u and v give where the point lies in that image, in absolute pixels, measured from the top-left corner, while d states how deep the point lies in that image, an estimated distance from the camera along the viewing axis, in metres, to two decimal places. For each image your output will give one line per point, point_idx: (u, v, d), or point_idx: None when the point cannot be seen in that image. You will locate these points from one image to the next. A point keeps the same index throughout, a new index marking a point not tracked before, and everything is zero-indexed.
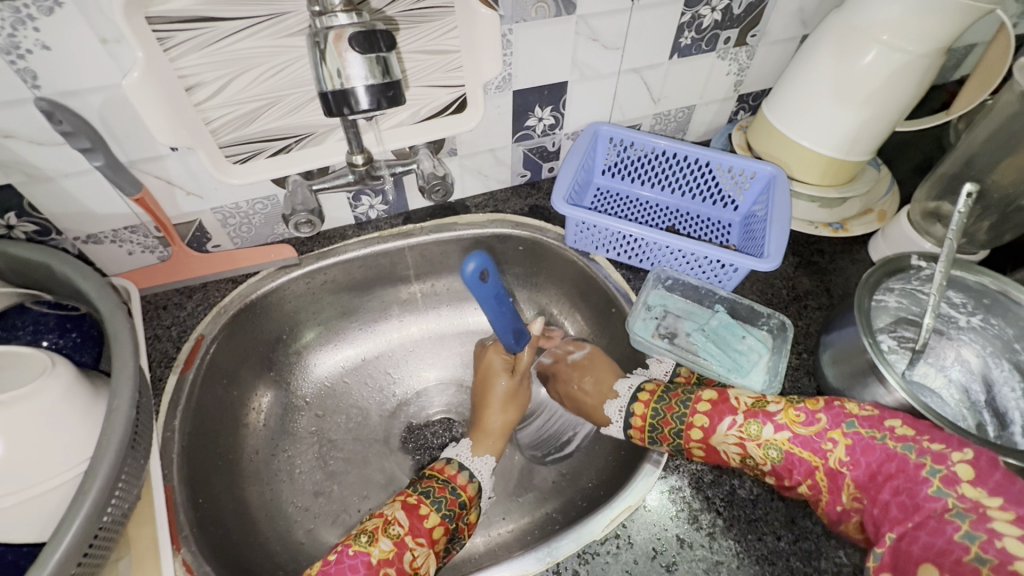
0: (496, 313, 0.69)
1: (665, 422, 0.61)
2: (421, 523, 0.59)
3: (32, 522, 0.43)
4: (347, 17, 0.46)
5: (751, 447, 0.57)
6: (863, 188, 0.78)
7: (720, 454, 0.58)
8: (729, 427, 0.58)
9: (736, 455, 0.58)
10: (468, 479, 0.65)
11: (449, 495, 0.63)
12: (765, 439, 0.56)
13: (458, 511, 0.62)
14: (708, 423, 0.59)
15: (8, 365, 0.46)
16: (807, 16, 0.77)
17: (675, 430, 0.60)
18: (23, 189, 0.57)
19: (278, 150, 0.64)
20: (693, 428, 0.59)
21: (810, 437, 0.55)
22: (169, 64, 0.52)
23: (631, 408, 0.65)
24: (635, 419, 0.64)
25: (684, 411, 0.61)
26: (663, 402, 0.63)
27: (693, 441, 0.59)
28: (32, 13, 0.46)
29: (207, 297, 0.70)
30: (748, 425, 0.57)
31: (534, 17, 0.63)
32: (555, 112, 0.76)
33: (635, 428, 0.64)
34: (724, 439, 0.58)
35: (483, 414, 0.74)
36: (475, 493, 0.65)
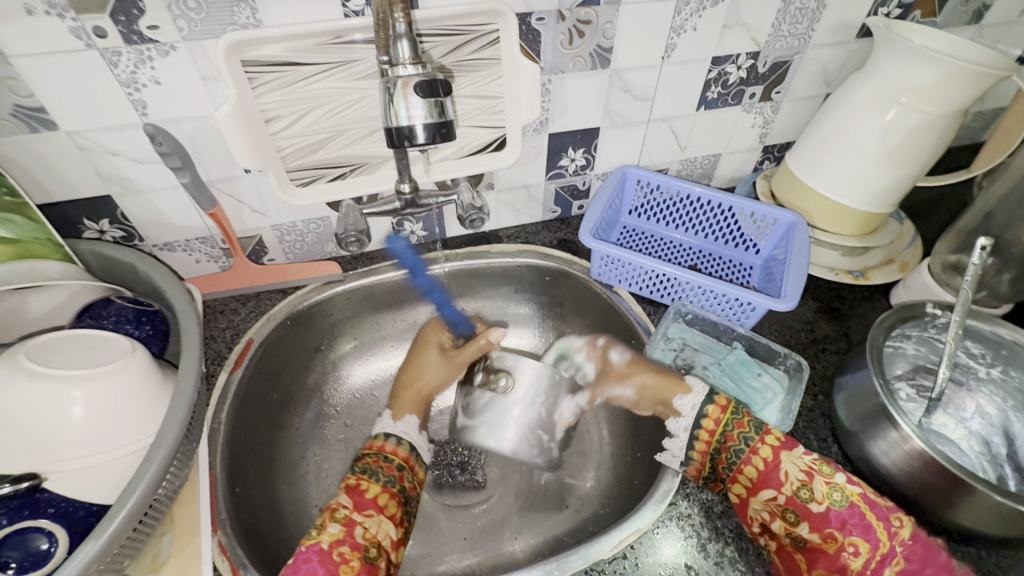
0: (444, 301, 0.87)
1: (737, 429, 0.61)
2: (364, 498, 0.61)
3: (102, 487, 0.49)
4: (414, 68, 0.52)
5: (818, 480, 0.56)
6: (885, 240, 0.81)
7: (779, 476, 0.57)
8: (806, 455, 0.58)
9: (798, 481, 0.57)
10: (398, 445, 0.68)
11: (384, 464, 0.65)
12: (835, 480, 0.56)
13: (398, 475, 0.65)
14: (783, 441, 0.59)
15: (96, 347, 0.54)
16: (830, 76, 0.82)
17: (748, 435, 0.61)
18: (119, 200, 0.66)
19: (335, 177, 0.72)
20: (767, 437, 0.60)
21: (877, 502, 0.55)
22: (254, 100, 0.61)
23: (706, 405, 0.65)
24: (706, 421, 0.64)
25: (760, 425, 0.61)
26: (735, 419, 0.62)
27: (762, 450, 0.59)
28: (152, 55, 0.55)
29: (259, 305, 0.77)
30: (823, 464, 0.57)
31: (572, 70, 0.70)
32: (587, 154, 0.82)
33: (705, 428, 0.64)
34: (795, 460, 0.58)
35: (409, 378, 0.77)
36: (409, 454, 0.68)
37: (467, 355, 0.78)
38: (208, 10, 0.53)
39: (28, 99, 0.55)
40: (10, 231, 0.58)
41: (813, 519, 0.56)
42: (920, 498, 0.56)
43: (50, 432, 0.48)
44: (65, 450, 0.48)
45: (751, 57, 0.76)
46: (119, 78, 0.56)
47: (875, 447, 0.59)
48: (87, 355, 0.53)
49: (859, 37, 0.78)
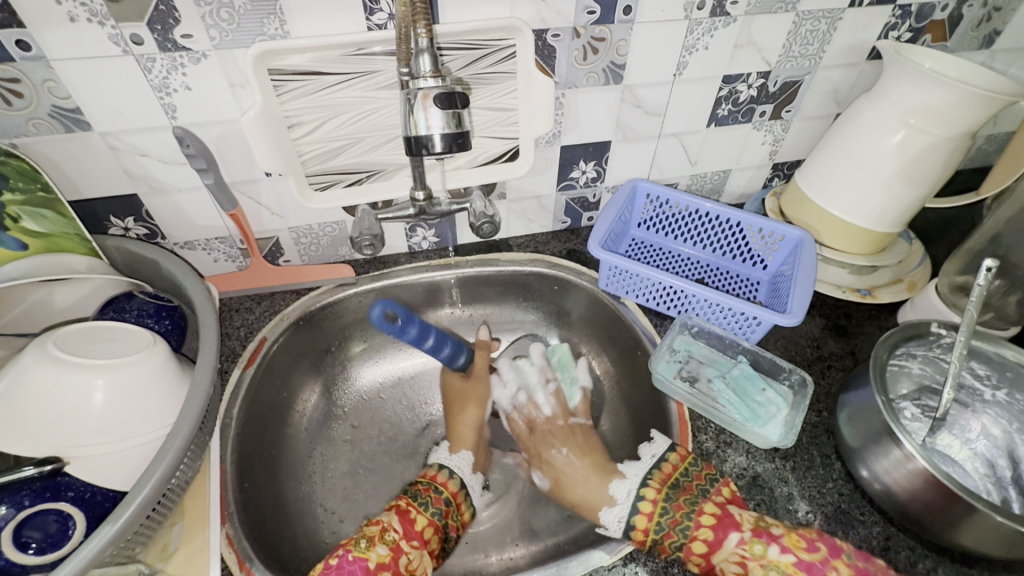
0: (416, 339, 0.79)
1: (667, 535, 0.59)
2: (413, 527, 0.62)
3: (119, 473, 0.51)
4: (434, 81, 0.54)
5: (753, 568, 0.55)
6: (894, 259, 0.81)
7: (718, 571, 0.57)
8: (737, 544, 0.56)
9: (736, 574, 0.56)
10: (449, 477, 0.72)
11: (434, 494, 0.68)
12: (768, 559, 0.55)
13: (445, 509, 0.68)
14: (714, 537, 0.57)
15: (119, 338, 0.56)
16: (840, 96, 0.83)
17: (676, 543, 0.58)
18: (145, 199, 0.69)
19: (352, 182, 0.74)
20: (697, 542, 0.57)
21: (814, 562, 0.54)
22: (278, 106, 0.63)
23: (641, 493, 0.63)
24: (637, 521, 0.61)
25: (688, 526, 0.58)
26: (667, 516, 0.60)
27: (695, 552, 0.57)
28: (184, 62, 0.57)
29: (274, 304, 0.79)
30: (754, 544, 0.55)
31: (585, 84, 0.72)
32: (598, 167, 0.84)
33: (637, 531, 0.60)
34: (727, 556, 0.56)
35: (453, 414, 0.82)
36: (458, 489, 0.71)
37: (478, 367, 0.87)
38: (239, 20, 0.56)
39: (65, 100, 0.57)
40: (43, 226, 0.61)
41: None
42: (923, 517, 0.56)
43: (73, 419, 0.50)
44: (85, 437, 0.50)
45: (762, 76, 0.78)
46: (152, 83, 0.58)
47: (877, 465, 0.59)
48: (110, 346, 0.55)
49: (869, 58, 0.79)
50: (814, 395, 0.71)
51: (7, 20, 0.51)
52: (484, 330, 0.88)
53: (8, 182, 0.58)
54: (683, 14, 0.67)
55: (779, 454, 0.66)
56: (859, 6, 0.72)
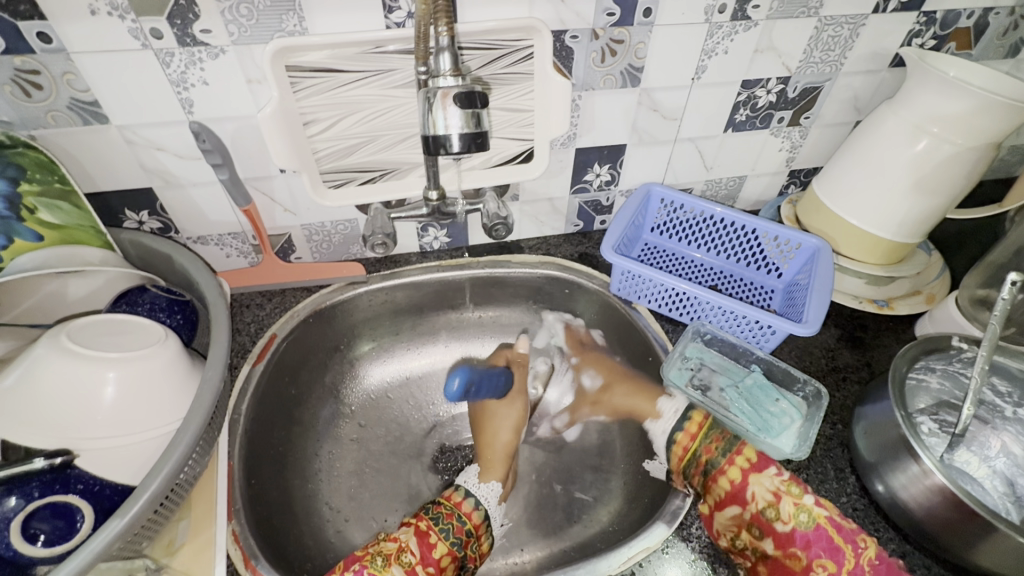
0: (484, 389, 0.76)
1: (709, 447, 0.64)
2: (430, 553, 0.61)
3: (128, 467, 0.51)
4: (454, 80, 0.54)
5: (785, 501, 0.58)
6: (912, 270, 0.80)
7: (747, 493, 0.59)
8: (775, 475, 0.60)
9: (764, 501, 0.59)
10: (474, 507, 0.67)
11: (456, 522, 0.64)
12: (802, 501, 0.57)
13: (466, 539, 0.64)
14: (756, 459, 0.61)
15: (132, 332, 0.56)
16: (860, 104, 0.82)
17: (720, 450, 0.63)
18: (159, 192, 0.69)
19: (365, 181, 0.74)
20: (738, 457, 0.62)
21: (845, 525, 0.56)
22: (294, 103, 0.63)
23: (692, 412, 0.69)
24: (682, 433, 0.68)
25: (732, 446, 0.63)
26: (713, 432, 0.65)
27: (734, 466, 0.61)
28: (202, 57, 0.57)
29: (284, 302, 0.79)
30: (791, 484, 0.59)
31: (602, 87, 0.71)
32: (612, 170, 0.83)
33: (683, 437, 0.67)
34: (762, 481, 0.60)
35: (487, 440, 0.78)
36: (481, 521, 0.67)
37: (516, 385, 0.83)
38: (258, 17, 0.56)
39: (84, 93, 0.57)
40: (58, 218, 0.62)
41: (777, 537, 0.57)
42: (941, 536, 0.55)
43: (85, 412, 0.50)
44: (95, 431, 0.50)
45: (781, 82, 0.76)
46: (170, 78, 0.58)
47: (894, 480, 0.58)
48: (126, 338, 0.55)
49: (891, 66, 0.78)
50: (828, 407, 0.70)
51: (28, 12, 0.51)
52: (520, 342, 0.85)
53: (25, 173, 0.58)
54: (704, 17, 0.67)
55: (792, 466, 0.64)
56: (883, 12, 0.71)
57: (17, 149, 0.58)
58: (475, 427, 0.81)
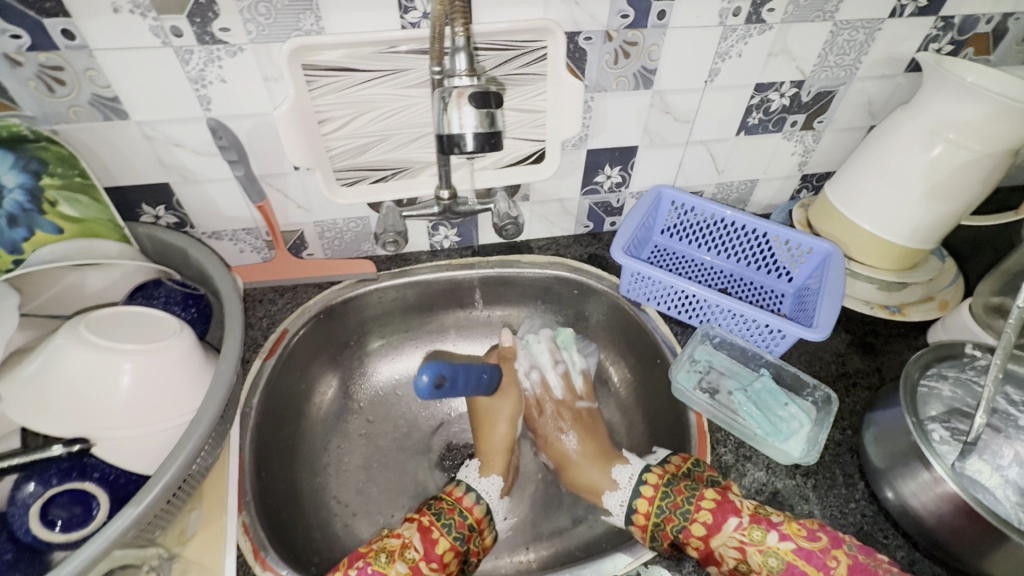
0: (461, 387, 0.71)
1: (667, 520, 0.61)
2: (434, 548, 0.61)
3: (144, 457, 0.52)
4: (469, 80, 0.54)
5: (751, 553, 0.56)
6: (925, 276, 0.79)
7: (717, 556, 0.58)
8: (735, 529, 0.57)
9: (735, 559, 0.57)
10: (475, 501, 0.69)
11: (458, 517, 0.66)
12: (768, 545, 0.56)
13: (468, 534, 0.65)
14: (712, 520, 0.58)
15: (147, 324, 0.57)
16: (875, 108, 0.82)
17: (676, 527, 0.60)
18: (176, 187, 0.70)
19: (378, 179, 0.74)
20: (695, 525, 0.58)
21: (813, 550, 0.55)
22: (310, 102, 0.64)
23: (644, 477, 0.66)
24: (639, 503, 0.64)
25: (688, 509, 0.60)
26: (668, 499, 0.62)
27: (694, 535, 0.58)
28: (220, 55, 0.58)
29: (296, 297, 0.80)
30: (752, 530, 0.57)
31: (614, 89, 0.71)
32: (623, 172, 0.83)
33: (639, 516, 0.64)
34: (725, 541, 0.57)
35: (484, 435, 0.78)
36: (483, 516, 0.68)
37: (505, 377, 0.82)
38: (277, 16, 0.57)
39: (105, 89, 0.59)
40: (78, 211, 0.63)
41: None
42: (951, 544, 0.55)
43: (101, 402, 0.51)
44: (112, 421, 0.51)
45: (795, 86, 0.76)
46: (189, 75, 0.59)
47: (904, 487, 0.57)
48: (141, 330, 0.56)
49: (907, 71, 0.77)
50: (838, 412, 0.69)
51: (54, 10, 0.52)
52: (506, 335, 0.83)
53: (48, 167, 0.60)
54: (718, 20, 0.67)
55: (800, 470, 0.64)
56: (899, 16, 0.71)
57: (40, 143, 0.59)
58: (471, 422, 0.80)
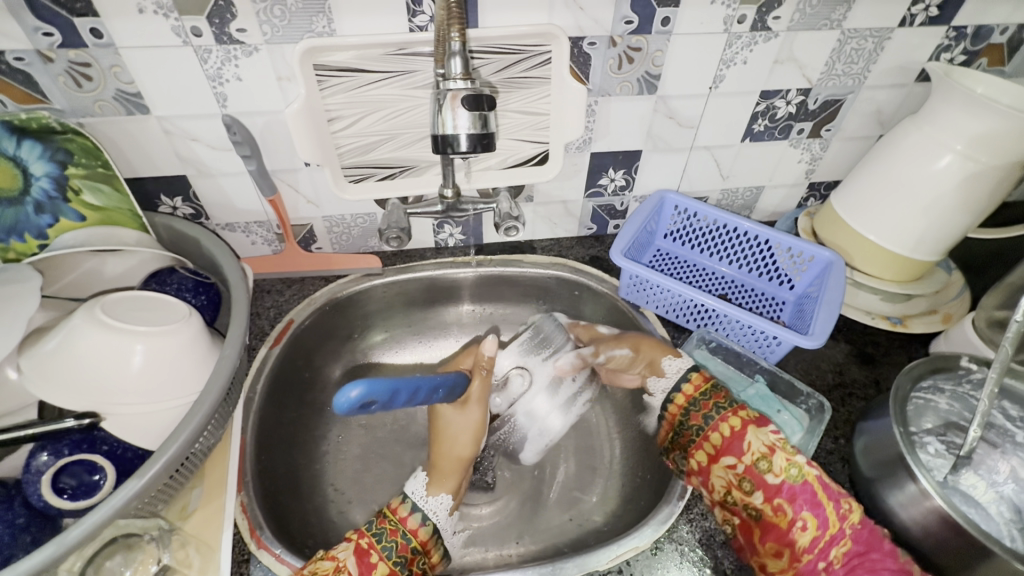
0: (410, 387, 0.63)
1: (705, 404, 0.64)
2: (370, 574, 0.56)
3: (150, 433, 0.55)
4: (464, 83, 0.56)
5: (779, 454, 0.57)
6: (931, 288, 0.78)
7: (741, 443, 0.59)
8: (772, 430, 0.59)
9: (759, 451, 0.58)
10: (421, 523, 0.61)
11: (400, 540, 0.59)
12: (796, 457, 0.57)
13: (410, 558, 0.59)
14: (754, 417, 0.61)
15: (158, 308, 0.60)
16: (884, 117, 0.81)
17: (716, 407, 0.63)
18: (193, 180, 0.73)
19: (385, 177, 0.77)
20: (737, 414, 0.61)
21: (833, 485, 0.56)
22: (320, 100, 0.67)
23: (688, 376, 0.67)
24: (684, 387, 0.67)
25: (732, 404, 0.62)
26: (712, 391, 0.65)
27: (730, 419, 0.61)
28: (237, 54, 0.61)
29: (303, 289, 0.83)
30: (789, 442, 0.58)
31: (618, 93, 0.73)
32: (627, 176, 0.84)
33: (679, 399, 0.66)
34: (759, 436, 0.59)
35: (441, 451, 0.70)
36: (429, 537, 0.61)
37: (472, 392, 0.74)
38: (291, 17, 0.59)
39: (129, 85, 0.62)
40: (99, 200, 0.67)
41: (767, 489, 0.57)
42: (937, 557, 0.54)
43: (111, 379, 0.54)
44: (121, 397, 0.54)
45: (801, 93, 0.76)
46: (206, 73, 0.62)
47: (892, 498, 0.57)
48: (153, 314, 0.59)
49: (918, 80, 0.77)
50: (831, 421, 0.69)
51: (83, 9, 0.55)
52: (488, 342, 0.74)
53: (73, 158, 0.64)
54: (722, 27, 0.67)
55: None
56: (910, 25, 0.70)
57: (67, 135, 0.63)
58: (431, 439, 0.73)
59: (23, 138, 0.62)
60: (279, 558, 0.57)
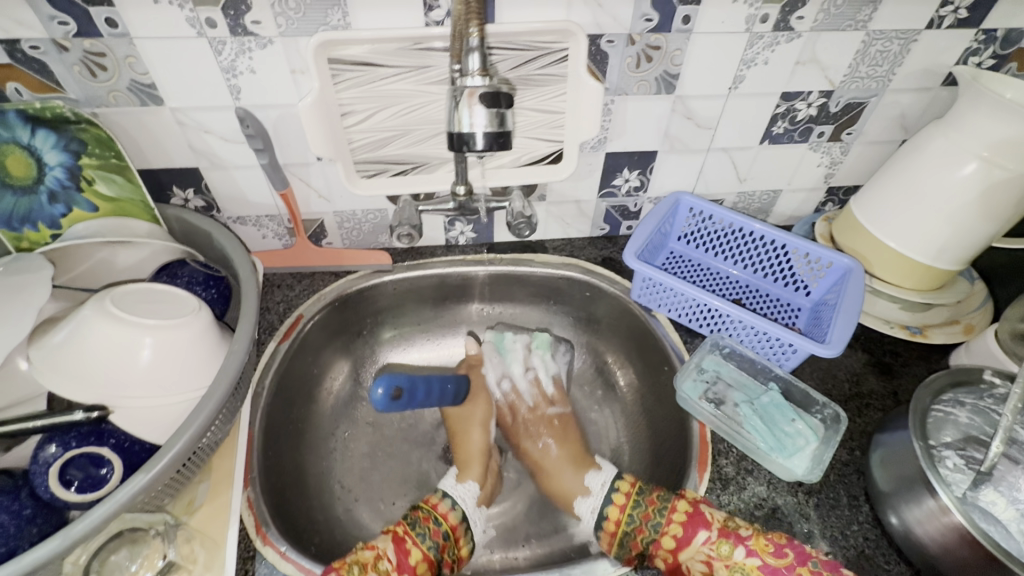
0: (427, 386, 0.73)
1: (637, 530, 0.62)
2: (407, 560, 0.59)
3: (159, 427, 0.55)
4: (481, 79, 0.55)
5: (718, 567, 0.57)
6: (952, 298, 0.77)
7: (683, 568, 0.59)
8: (703, 542, 0.58)
9: (701, 572, 0.59)
10: (450, 508, 0.67)
11: (433, 526, 0.64)
12: (734, 561, 0.57)
13: (443, 543, 0.64)
14: (682, 535, 0.59)
15: (168, 301, 0.59)
16: (908, 122, 0.79)
17: (646, 538, 0.61)
18: (206, 173, 0.73)
19: (397, 173, 0.76)
20: (666, 537, 0.60)
21: (779, 567, 0.55)
22: (334, 94, 0.66)
23: (617, 486, 0.68)
24: (610, 511, 0.66)
25: (659, 522, 0.61)
26: (640, 508, 0.64)
27: (663, 548, 0.60)
28: (251, 47, 0.61)
29: (313, 284, 0.82)
30: (720, 544, 0.58)
31: (635, 93, 0.71)
32: (642, 176, 0.83)
33: (608, 528, 0.65)
34: (693, 556, 0.59)
35: (459, 444, 0.78)
36: (459, 522, 0.67)
37: (475, 384, 0.84)
38: (306, 10, 0.58)
39: (143, 76, 0.61)
40: (112, 190, 0.67)
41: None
42: (954, 575, 0.53)
43: (121, 372, 0.54)
44: (130, 390, 0.54)
45: (823, 96, 0.75)
46: (221, 65, 0.62)
47: (909, 513, 0.56)
48: (162, 307, 0.58)
49: (944, 84, 0.75)
50: (846, 432, 0.68)
51: None
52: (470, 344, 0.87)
53: (86, 148, 0.64)
54: (744, 26, 0.66)
55: (802, 488, 0.63)
56: (938, 28, 0.68)
57: (80, 125, 0.62)
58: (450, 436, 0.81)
59: (37, 127, 0.62)
60: (284, 556, 0.57)
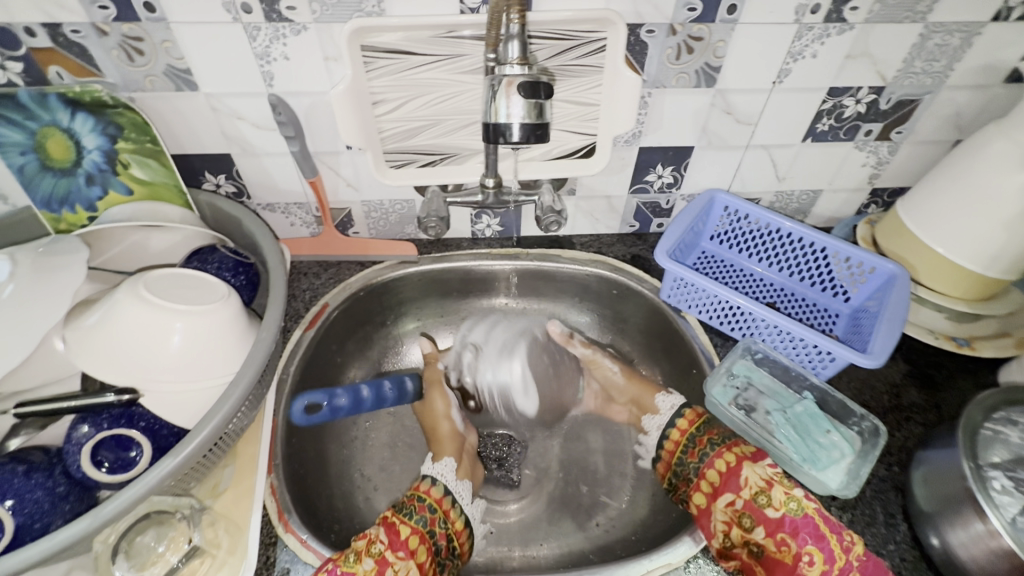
0: (353, 395, 0.71)
1: (701, 443, 0.66)
2: (398, 537, 0.59)
3: (188, 412, 0.56)
4: (520, 68, 0.54)
5: (777, 489, 0.58)
6: (1003, 310, 0.72)
7: (739, 479, 0.60)
8: (770, 466, 0.60)
9: (757, 486, 0.58)
10: (432, 484, 0.66)
11: (417, 503, 0.63)
12: (795, 491, 0.57)
13: (431, 517, 0.63)
14: (752, 452, 0.62)
15: (198, 287, 0.60)
16: (963, 121, 0.75)
17: (714, 442, 0.65)
18: (237, 159, 0.73)
19: (426, 163, 0.75)
20: (734, 450, 0.63)
21: (833, 519, 0.56)
22: (366, 82, 0.65)
23: (681, 412, 0.71)
24: (679, 423, 0.70)
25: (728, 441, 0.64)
26: (709, 426, 0.67)
27: (729, 454, 0.62)
28: (285, 33, 0.60)
29: (339, 273, 0.82)
30: (785, 477, 0.59)
31: (674, 85, 0.69)
32: (676, 172, 0.80)
33: (670, 443, 0.69)
34: (756, 468, 0.60)
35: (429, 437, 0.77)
36: (443, 496, 0.66)
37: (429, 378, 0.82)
38: None
39: (178, 61, 0.61)
40: (147, 174, 0.69)
41: (767, 524, 0.57)
42: None
43: (150, 355, 0.55)
44: (159, 374, 0.55)
45: (873, 92, 0.71)
46: (255, 51, 0.61)
47: (952, 534, 0.53)
48: (191, 292, 0.59)
49: (1006, 81, 0.70)
50: (884, 446, 0.65)
51: None
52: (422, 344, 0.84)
53: (123, 132, 0.65)
54: (793, 17, 0.63)
55: (836, 502, 0.61)
56: (1004, 21, 0.64)
57: (118, 109, 0.64)
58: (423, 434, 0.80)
59: (77, 111, 0.63)
60: (305, 544, 0.57)
